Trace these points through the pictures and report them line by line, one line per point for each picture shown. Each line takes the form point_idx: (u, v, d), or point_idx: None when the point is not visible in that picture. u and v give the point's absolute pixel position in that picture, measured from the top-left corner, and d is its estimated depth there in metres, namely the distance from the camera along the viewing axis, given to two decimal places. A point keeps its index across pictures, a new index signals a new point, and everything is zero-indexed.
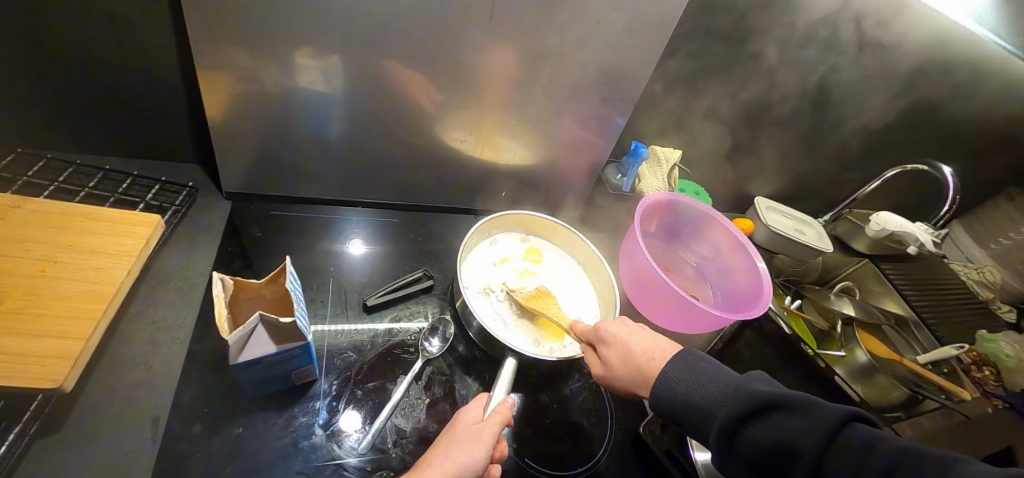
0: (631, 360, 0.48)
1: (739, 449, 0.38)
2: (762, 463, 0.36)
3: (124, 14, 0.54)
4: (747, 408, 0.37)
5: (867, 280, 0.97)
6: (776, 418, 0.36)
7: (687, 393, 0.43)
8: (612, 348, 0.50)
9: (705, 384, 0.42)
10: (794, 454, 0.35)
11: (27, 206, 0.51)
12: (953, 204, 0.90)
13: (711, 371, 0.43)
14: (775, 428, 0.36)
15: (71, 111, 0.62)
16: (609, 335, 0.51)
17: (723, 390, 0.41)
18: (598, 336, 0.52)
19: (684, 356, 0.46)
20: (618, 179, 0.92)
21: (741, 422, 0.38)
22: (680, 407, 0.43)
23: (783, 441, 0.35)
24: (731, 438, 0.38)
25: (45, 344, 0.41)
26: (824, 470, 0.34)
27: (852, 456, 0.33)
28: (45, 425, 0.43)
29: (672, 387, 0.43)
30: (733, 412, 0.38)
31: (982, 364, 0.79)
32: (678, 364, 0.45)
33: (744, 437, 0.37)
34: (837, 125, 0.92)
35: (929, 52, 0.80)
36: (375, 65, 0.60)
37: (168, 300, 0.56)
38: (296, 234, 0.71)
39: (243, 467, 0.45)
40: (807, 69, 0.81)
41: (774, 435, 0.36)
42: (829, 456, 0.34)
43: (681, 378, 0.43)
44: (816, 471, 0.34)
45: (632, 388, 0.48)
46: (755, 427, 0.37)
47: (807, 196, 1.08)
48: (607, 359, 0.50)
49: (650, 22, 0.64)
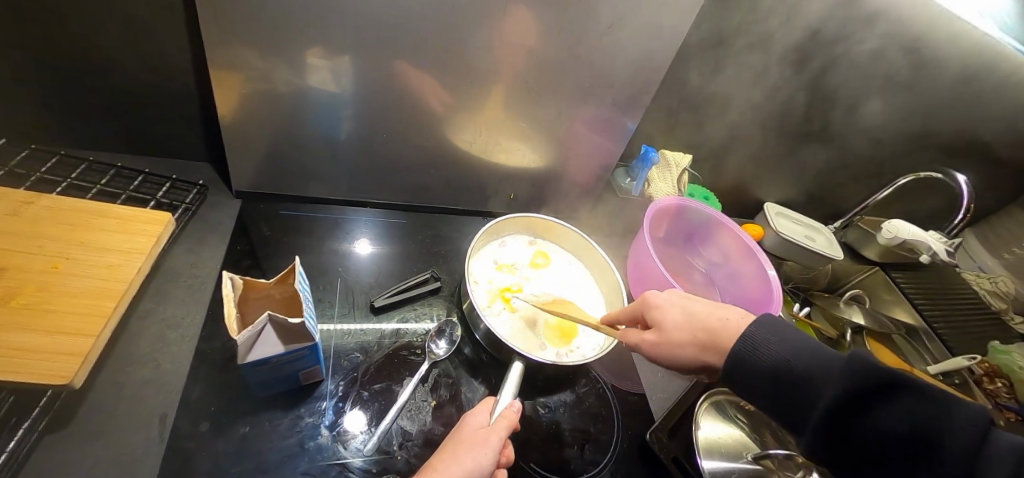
0: (697, 323, 0.45)
1: (854, 432, 0.34)
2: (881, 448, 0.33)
3: (140, 14, 0.54)
4: (873, 388, 0.33)
5: (877, 288, 0.98)
6: (907, 402, 0.32)
7: (777, 362, 0.39)
8: (672, 313, 0.47)
9: (802, 354, 0.38)
10: (929, 445, 0.31)
11: (40, 203, 0.51)
12: (968, 213, 0.87)
13: (808, 342, 0.39)
14: (904, 411, 0.32)
15: (83, 109, 0.62)
16: (667, 302, 0.48)
17: (828, 362, 0.37)
18: (650, 305, 0.50)
19: (766, 319, 0.42)
20: (627, 183, 0.91)
21: (863, 401, 0.33)
22: (773, 378, 0.39)
23: (915, 429, 0.31)
24: (842, 419, 0.34)
25: (55, 340, 0.41)
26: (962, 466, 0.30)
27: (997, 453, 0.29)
28: (55, 421, 0.43)
29: (763, 350, 0.40)
30: (851, 386, 0.34)
31: (994, 376, 0.76)
32: (767, 330, 0.41)
33: (864, 419, 0.33)
34: (850, 130, 0.90)
35: (944, 59, 0.79)
36: (382, 66, 0.60)
37: (177, 298, 0.56)
38: (305, 234, 0.71)
39: (248, 467, 0.45)
40: (820, 75, 0.81)
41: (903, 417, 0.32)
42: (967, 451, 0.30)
43: (772, 342, 0.40)
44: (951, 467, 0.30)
45: (699, 353, 0.45)
46: (877, 406, 0.33)
47: (817, 203, 1.07)
48: (667, 323, 0.47)
49: (661, 27, 0.63)
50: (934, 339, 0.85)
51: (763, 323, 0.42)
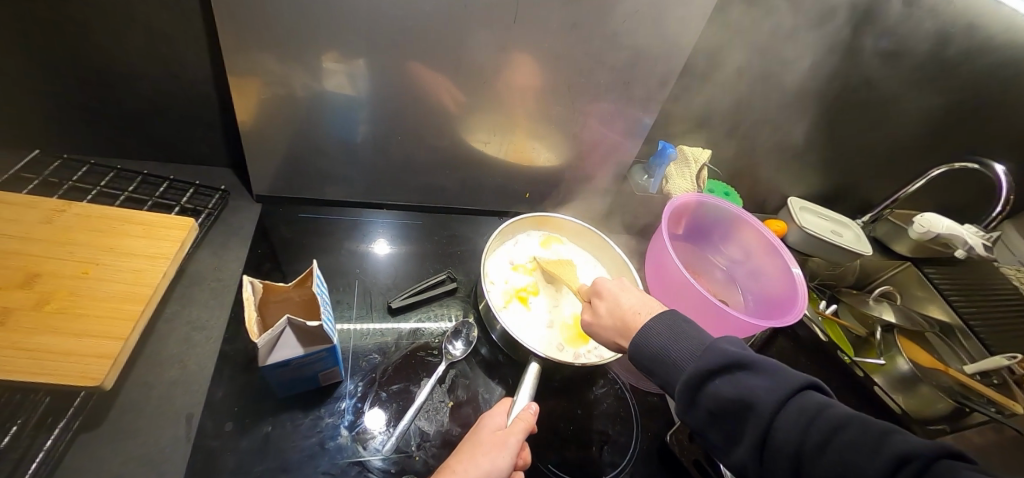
0: (616, 311, 0.49)
1: (698, 403, 0.38)
2: (716, 414, 0.37)
3: (163, 25, 0.56)
4: (713, 362, 0.37)
5: (910, 285, 0.94)
6: (740, 377, 0.36)
7: (659, 346, 0.42)
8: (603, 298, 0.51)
9: (680, 340, 0.41)
10: (750, 410, 0.35)
11: (71, 210, 0.53)
12: (1007, 204, 0.82)
13: (690, 329, 0.42)
14: (738, 384, 0.36)
15: (109, 118, 0.64)
16: (602, 288, 0.52)
17: (693, 345, 0.40)
18: (594, 289, 0.53)
19: (671, 315, 0.44)
20: (644, 180, 0.88)
21: (706, 376, 0.37)
22: (655, 361, 0.42)
23: (740, 396, 0.35)
24: (689, 391, 0.38)
25: (86, 343, 0.43)
26: (774, 429, 0.34)
27: (800, 417, 0.33)
28: (89, 420, 0.45)
29: (650, 339, 0.42)
30: (704, 364, 0.38)
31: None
32: (663, 323, 0.43)
33: (707, 391, 0.37)
34: (880, 120, 0.86)
35: (982, 43, 0.74)
36: (398, 69, 0.60)
37: (201, 301, 0.58)
38: (323, 236, 0.72)
39: (272, 465, 0.46)
40: (846, 63, 0.77)
41: (737, 390, 0.36)
42: (779, 418, 0.34)
43: (659, 330, 0.42)
44: (766, 429, 0.34)
45: (613, 338, 0.48)
46: (718, 381, 0.37)
47: (845, 196, 1.03)
48: (597, 307, 0.51)
49: (677, 19, 0.62)
50: (970, 337, 0.81)
51: (664, 318, 0.43)
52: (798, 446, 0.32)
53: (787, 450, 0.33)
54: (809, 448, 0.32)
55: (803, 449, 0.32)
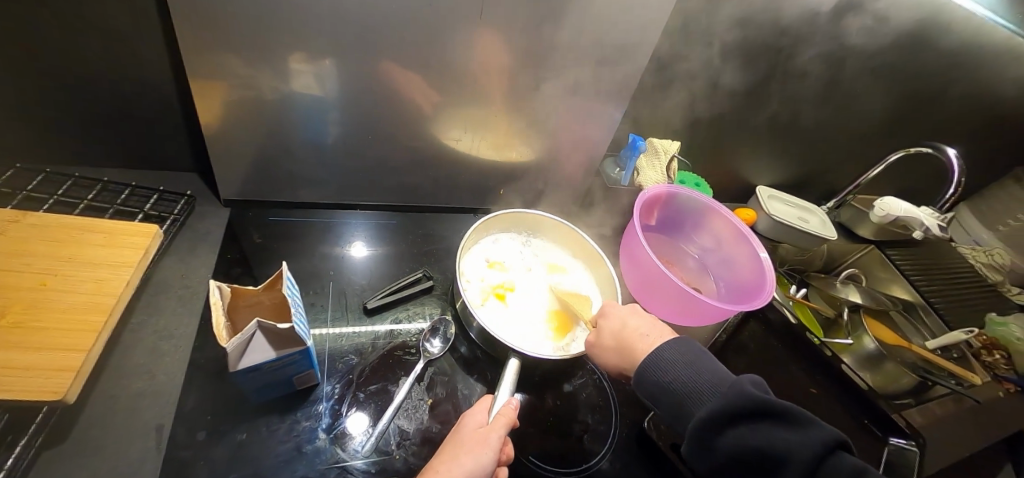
0: (621, 336, 0.52)
1: (718, 446, 0.39)
2: (740, 461, 0.38)
3: (119, 27, 0.54)
4: (738, 408, 0.39)
5: (873, 267, 0.98)
6: (768, 428, 0.37)
7: (674, 379, 0.44)
8: (609, 322, 0.54)
9: (700, 378, 0.43)
10: (779, 462, 0.36)
11: (26, 221, 0.51)
12: (959, 187, 0.87)
13: (709, 364, 0.44)
14: (768, 435, 0.37)
15: (64, 124, 0.62)
16: (612, 312, 0.55)
17: (714, 384, 0.42)
18: (602, 310, 0.57)
19: (682, 343, 0.47)
20: (616, 173, 0.91)
21: (732, 422, 0.39)
22: (675, 397, 0.44)
23: (765, 446, 0.37)
24: (710, 434, 0.40)
25: (44, 357, 0.41)
26: None
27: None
28: (53, 436, 0.43)
29: (669, 372, 0.45)
30: (731, 410, 0.39)
31: (992, 349, 0.83)
32: (678, 351, 0.46)
33: (732, 437, 0.39)
34: (839, 108, 0.90)
35: (932, 33, 0.78)
36: (367, 67, 0.60)
37: (169, 308, 0.56)
38: (296, 239, 0.71)
39: (249, 472, 0.45)
40: (805, 55, 0.80)
41: (766, 441, 0.37)
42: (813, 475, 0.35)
43: (674, 360, 0.45)
44: None
45: (618, 361, 0.51)
46: (745, 428, 0.38)
47: (809, 183, 1.07)
48: (605, 328, 0.54)
49: (642, 15, 0.63)
50: (931, 313, 0.88)
51: (675, 346, 0.47)
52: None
53: None
54: None
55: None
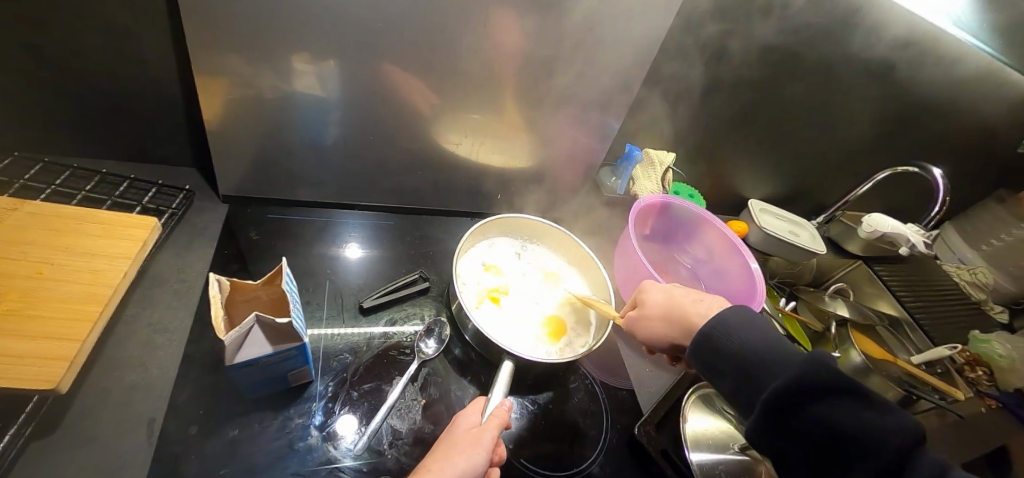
0: (672, 303, 0.51)
1: (792, 425, 0.36)
2: (817, 437, 0.35)
3: (127, 21, 0.55)
4: (821, 387, 0.36)
5: (861, 282, 1.01)
6: (852, 405, 0.34)
7: (740, 350, 0.42)
8: (654, 293, 0.53)
9: (768, 350, 0.41)
10: (859, 442, 0.34)
11: (23, 209, 0.51)
12: (943, 206, 0.90)
13: (774, 338, 0.42)
14: (852, 413, 0.34)
15: (65, 114, 0.62)
16: (656, 286, 0.54)
17: (790, 360, 0.40)
18: (640, 288, 0.56)
19: (739, 309, 0.46)
20: (612, 182, 0.93)
21: (810, 395, 0.36)
22: (739, 367, 0.42)
23: (842, 425, 0.34)
24: (785, 406, 0.37)
25: (38, 345, 0.41)
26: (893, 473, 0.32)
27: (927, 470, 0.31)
28: (43, 425, 0.43)
29: (733, 342, 0.43)
30: (809, 382, 0.36)
31: (975, 364, 0.82)
32: (738, 315, 0.45)
33: (807, 412, 0.36)
34: (829, 126, 0.92)
35: (915, 57, 0.81)
36: (368, 70, 0.61)
37: (164, 302, 0.56)
38: (294, 237, 0.71)
39: (240, 468, 0.45)
40: (795, 73, 0.83)
41: (849, 418, 0.34)
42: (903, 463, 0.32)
43: (739, 331, 0.44)
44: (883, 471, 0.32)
45: (670, 333, 0.50)
46: (824, 404, 0.35)
47: (800, 198, 1.09)
48: (650, 303, 0.53)
49: (640, 29, 0.65)
50: (916, 330, 0.88)
51: (737, 314, 0.45)
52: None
53: None
54: None
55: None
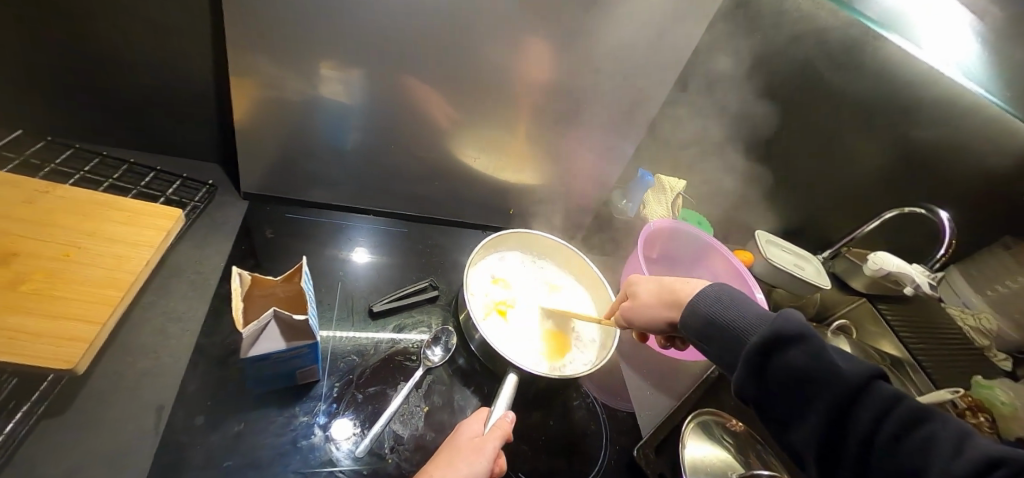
0: (663, 288, 0.52)
1: (769, 370, 0.38)
2: (786, 383, 0.37)
3: (171, 21, 0.58)
4: (791, 334, 0.38)
5: (864, 320, 1.02)
6: (815, 350, 0.37)
7: (721, 312, 0.44)
8: (644, 284, 0.54)
9: (742, 312, 0.43)
10: (824, 385, 0.35)
11: (55, 193, 0.53)
12: (950, 248, 0.90)
13: (748, 302, 0.44)
14: (814, 356, 0.36)
15: (102, 104, 0.65)
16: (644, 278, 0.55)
17: (761, 316, 0.42)
18: (629, 283, 0.57)
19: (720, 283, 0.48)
20: (623, 204, 0.93)
21: (779, 343, 0.38)
22: (716, 330, 0.44)
23: (808, 369, 0.36)
24: (760, 357, 0.39)
25: (59, 325, 0.42)
26: (851, 411, 0.34)
27: (880, 404, 0.34)
28: (55, 405, 0.43)
29: (712, 309, 0.45)
30: (776, 332, 0.38)
31: (977, 410, 0.79)
32: (719, 288, 0.47)
33: (777, 359, 0.38)
34: (836, 163, 0.94)
35: (921, 101, 0.84)
36: (392, 81, 0.64)
37: (180, 292, 0.57)
38: (308, 238, 0.73)
39: (243, 462, 0.45)
40: (804, 110, 0.85)
41: (812, 361, 0.36)
42: (859, 400, 0.34)
43: (721, 297, 0.45)
44: (843, 408, 0.35)
45: (664, 313, 0.50)
46: (792, 351, 0.37)
47: (807, 232, 1.10)
48: (642, 294, 0.53)
49: (658, 57, 0.68)
50: (919, 371, 0.90)
51: (718, 286, 0.47)
52: (872, 433, 0.33)
53: (861, 433, 0.34)
54: (886, 433, 0.33)
55: (877, 436, 0.33)
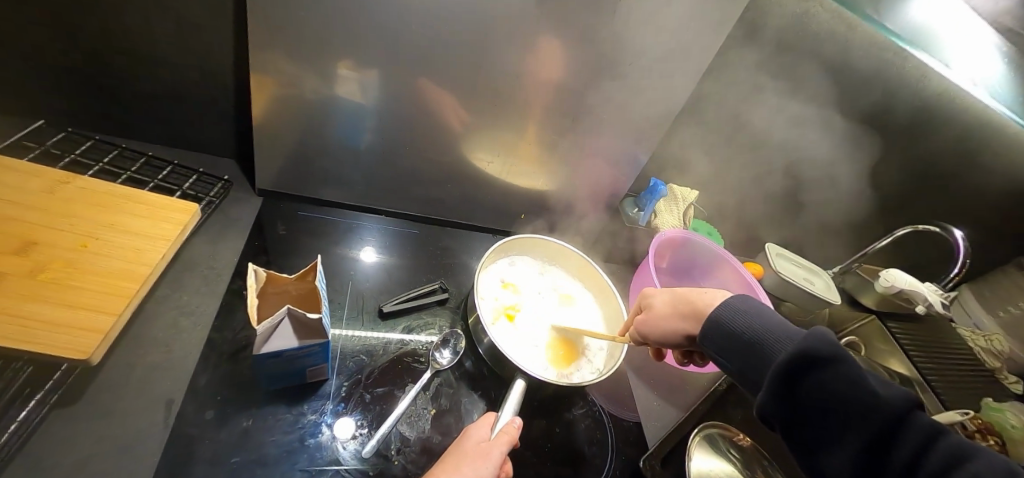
0: (680, 298, 0.52)
1: (801, 393, 0.38)
2: (819, 405, 0.36)
3: (193, 17, 0.58)
4: (827, 354, 0.37)
5: (872, 336, 0.97)
6: (852, 373, 0.36)
7: (748, 327, 0.44)
8: (659, 296, 0.53)
9: (771, 328, 0.42)
10: (861, 410, 0.35)
11: (75, 183, 0.54)
12: (964, 267, 0.89)
13: (775, 317, 0.43)
14: (851, 381, 0.35)
15: (123, 98, 0.66)
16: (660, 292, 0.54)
17: (791, 333, 0.41)
18: (644, 297, 0.56)
19: (742, 296, 0.47)
20: (634, 213, 0.92)
21: (813, 364, 0.37)
22: (743, 345, 0.43)
23: (844, 393, 0.35)
24: (792, 376, 0.38)
25: (74, 315, 0.42)
26: (889, 440, 0.34)
27: (920, 436, 0.33)
28: (67, 395, 0.44)
29: (738, 323, 0.44)
30: (810, 352, 0.37)
31: (987, 433, 0.76)
32: (742, 302, 0.46)
33: (810, 381, 0.37)
34: (850, 178, 0.94)
35: (938, 119, 0.83)
36: (408, 83, 0.64)
37: (193, 286, 0.58)
38: (321, 236, 0.73)
39: (250, 458, 0.45)
40: (819, 124, 0.85)
41: (849, 386, 0.35)
42: (897, 429, 0.33)
43: (746, 311, 0.45)
44: (880, 436, 0.34)
45: (681, 325, 0.50)
46: (827, 373, 0.36)
47: (818, 247, 1.09)
48: (658, 308, 0.52)
49: (675, 66, 0.68)
50: (928, 391, 0.83)
51: (742, 299, 0.47)
52: (912, 465, 0.32)
53: (901, 464, 0.33)
54: (927, 466, 0.32)
55: (917, 469, 0.32)
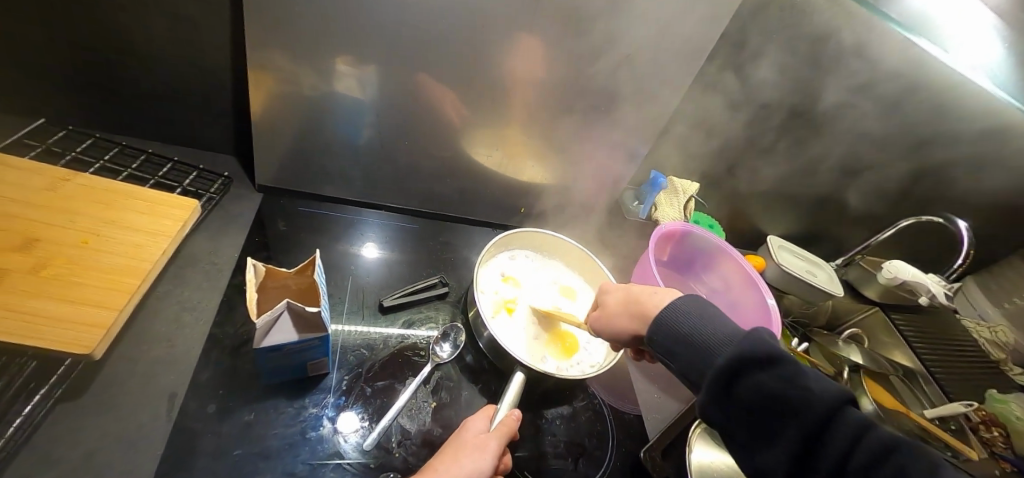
0: (631, 298, 0.50)
1: (737, 394, 0.37)
2: (755, 406, 0.36)
3: (189, 15, 0.58)
4: (759, 355, 0.37)
5: (876, 329, 0.98)
6: (786, 373, 0.36)
7: (688, 330, 0.42)
8: (614, 293, 0.53)
9: (713, 328, 0.41)
10: (795, 409, 0.34)
11: (75, 180, 0.54)
12: (967, 259, 0.87)
13: (717, 317, 0.43)
14: (783, 380, 0.35)
15: (121, 95, 0.66)
16: (615, 288, 0.53)
17: (731, 333, 0.41)
18: (600, 293, 0.55)
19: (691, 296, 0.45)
20: (635, 206, 0.94)
21: (746, 365, 0.37)
22: (684, 348, 0.42)
23: (777, 392, 0.35)
24: (729, 379, 0.38)
25: (76, 310, 0.43)
26: (822, 437, 0.34)
27: (850, 431, 0.33)
28: (70, 389, 0.44)
29: (680, 324, 0.43)
30: (743, 353, 0.37)
31: (990, 424, 0.78)
32: (689, 301, 0.45)
33: (745, 382, 0.37)
34: (853, 169, 0.93)
35: (943, 107, 0.82)
36: (406, 77, 0.63)
37: (194, 282, 0.58)
38: (320, 232, 0.73)
39: (252, 451, 0.46)
40: (821, 115, 0.84)
41: (782, 385, 0.35)
42: (829, 426, 0.33)
43: (688, 313, 0.43)
44: (811, 434, 0.34)
45: (631, 325, 0.49)
46: (761, 374, 0.37)
47: (821, 239, 1.08)
48: (611, 306, 0.52)
49: (674, 57, 0.67)
50: (931, 383, 0.85)
51: (687, 298, 0.45)
52: (841, 462, 0.32)
53: (831, 461, 0.33)
54: (856, 462, 0.32)
55: (848, 466, 0.32)
